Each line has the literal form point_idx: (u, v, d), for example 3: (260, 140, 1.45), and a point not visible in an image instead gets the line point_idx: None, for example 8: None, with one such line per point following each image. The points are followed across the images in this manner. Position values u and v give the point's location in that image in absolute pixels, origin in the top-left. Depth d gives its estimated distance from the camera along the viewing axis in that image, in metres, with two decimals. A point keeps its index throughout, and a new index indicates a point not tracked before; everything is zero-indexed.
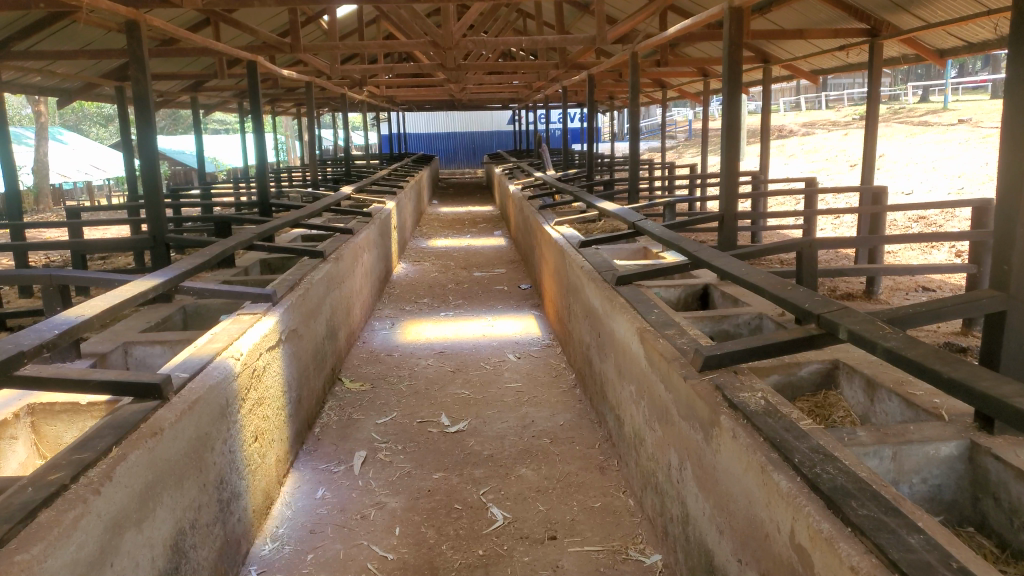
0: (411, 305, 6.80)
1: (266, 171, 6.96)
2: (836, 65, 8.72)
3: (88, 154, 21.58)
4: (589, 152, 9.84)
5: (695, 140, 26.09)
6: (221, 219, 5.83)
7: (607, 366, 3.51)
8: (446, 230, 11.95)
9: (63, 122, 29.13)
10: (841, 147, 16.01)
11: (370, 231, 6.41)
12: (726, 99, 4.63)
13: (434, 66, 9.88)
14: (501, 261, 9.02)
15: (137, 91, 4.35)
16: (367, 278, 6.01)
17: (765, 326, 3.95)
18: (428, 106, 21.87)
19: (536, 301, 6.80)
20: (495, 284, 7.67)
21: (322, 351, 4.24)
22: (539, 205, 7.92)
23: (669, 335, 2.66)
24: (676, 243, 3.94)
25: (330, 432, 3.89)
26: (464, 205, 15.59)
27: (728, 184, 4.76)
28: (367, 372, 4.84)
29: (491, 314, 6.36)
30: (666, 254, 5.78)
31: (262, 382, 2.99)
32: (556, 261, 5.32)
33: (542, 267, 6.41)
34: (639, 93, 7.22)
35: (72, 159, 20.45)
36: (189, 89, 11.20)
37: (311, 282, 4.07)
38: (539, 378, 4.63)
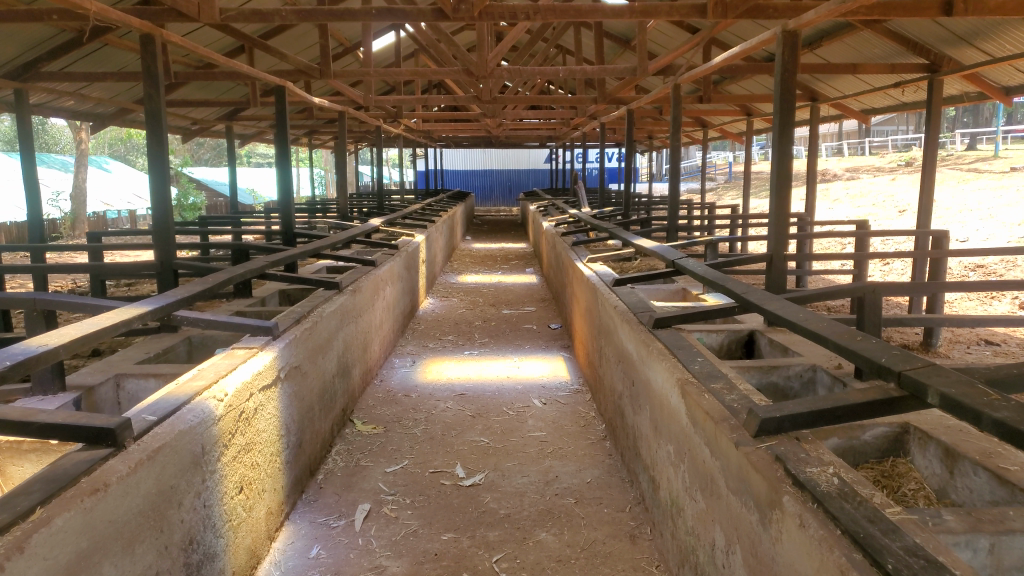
0: (435, 342, 6.48)
1: (291, 199, 6.76)
2: (889, 104, 8.35)
3: (130, 183, 21.96)
4: (626, 191, 9.52)
5: (735, 183, 25.67)
6: (239, 247, 5.61)
7: (641, 419, 3.12)
8: (477, 266, 11.69)
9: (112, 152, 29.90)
10: (889, 192, 15.46)
11: (394, 264, 6.13)
12: (777, 129, 4.26)
13: (470, 99, 9.71)
14: (531, 298, 8.69)
15: (149, 107, 4.18)
16: (388, 312, 5.72)
17: (818, 378, 3.53)
18: (465, 142, 21.88)
19: (566, 342, 6.43)
20: (523, 322, 7.33)
21: (331, 391, 3.92)
22: (573, 242, 7.59)
23: (716, 389, 2.28)
24: (721, 285, 3.56)
25: (334, 481, 3.55)
26: (497, 242, 15.35)
27: (778, 221, 4.38)
28: (381, 413, 4.51)
29: (518, 354, 6.00)
30: (707, 296, 5.40)
31: (253, 425, 2.68)
32: (589, 299, 4.96)
33: (574, 306, 6.05)
34: (681, 127, 6.90)
35: (114, 188, 20.80)
36: (224, 118, 11.20)
37: (321, 314, 3.77)
38: (566, 427, 4.25)
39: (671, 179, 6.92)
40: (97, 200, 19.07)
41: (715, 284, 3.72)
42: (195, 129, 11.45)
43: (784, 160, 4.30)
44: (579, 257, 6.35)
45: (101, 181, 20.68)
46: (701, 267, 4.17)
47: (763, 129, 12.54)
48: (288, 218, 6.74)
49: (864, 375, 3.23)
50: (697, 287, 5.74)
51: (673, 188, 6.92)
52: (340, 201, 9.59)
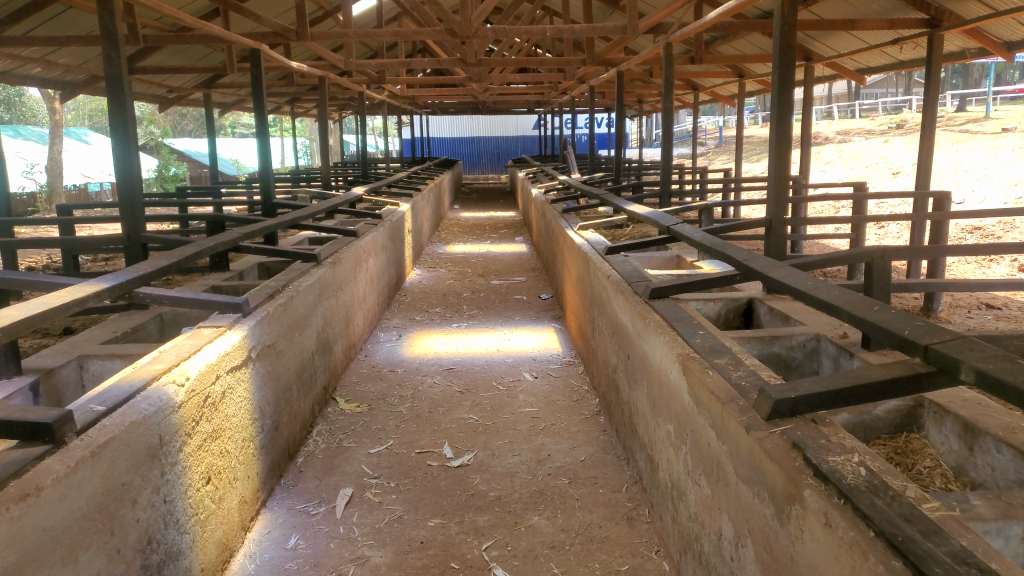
0: (422, 314, 6.28)
1: (269, 168, 6.49)
2: (886, 63, 8.12)
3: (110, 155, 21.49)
4: (617, 156, 9.27)
5: (726, 147, 25.39)
6: (214, 218, 5.36)
7: (638, 395, 2.95)
8: (465, 235, 11.46)
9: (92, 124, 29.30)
10: (882, 154, 15.26)
11: (377, 234, 5.90)
12: (776, 86, 4.03)
13: (455, 62, 9.39)
14: (521, 268, 8.49)
15: (109, 70, 3.92)
16: (371, 285, 5.50)
17: (822, 348, 3.36)
18: (452, 108, 21.47)
19: (557, 312, 6.24)
20: (513, 292, 7.13)
21: (310, 369, 3.72)
22: (563, 209, 7.37)
23: (722, 366, 2.09)
24: (720, 251, 3.36)
25: (315, 464, 3.37)
26: (486, 210, 15.09)
27: (777, 185, 4.17)
28: (365, 391, 4.32)
29: (508, 326, 5.81)
30: (702, 263, 5.20)
31: (220, 409, 2.48)
32: (580, 268, 4.77)
33: (564, 276, 5.85)
34: (673, 88, 6.64)
35: (94, 160, 20.35)
36: (202, 86, 10.84)
37: (297, 289, 3.56)
38: (559, 402, 4.08)
39: (663, 142, 6.69)
40: (76, 172, 18.71)
41: (713, 251, 3.53)
42: (171, 97, 11.09)
43: (784, 120, 4.07)
44: (570, 224, 6.14)
45: (80, 153, 20.26)
46: (697, 233, 3.97)
47: (755, 91, 12.27)
48: (266, 188, 6.48)
49: (872, 345, 3.05)
50: (692, 254, 5.55)
51: (665, 152, 6.69)
52: (323, 170, 9.30)
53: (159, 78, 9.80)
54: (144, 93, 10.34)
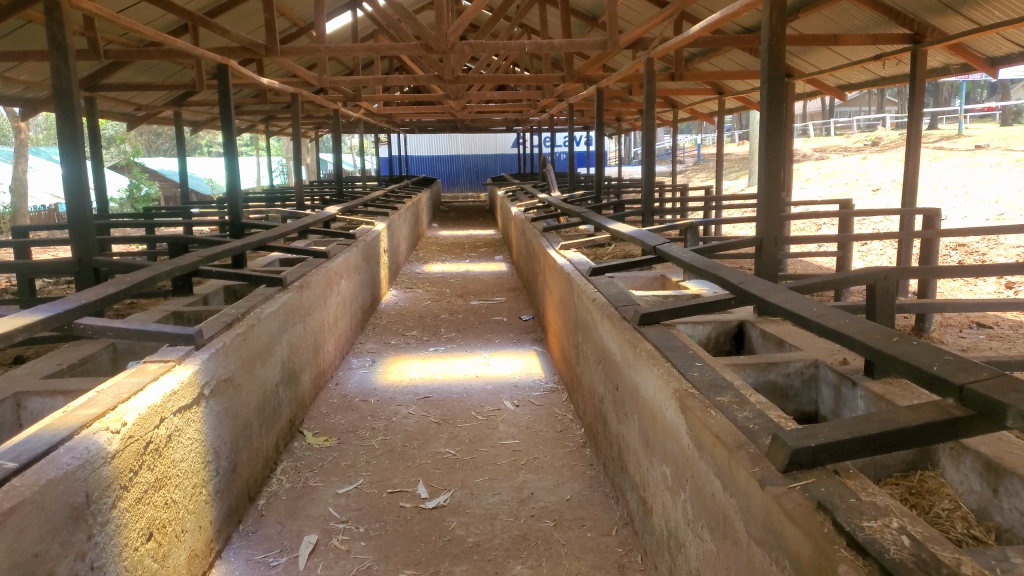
0: (397, 338, 6.01)
1: (236, 187, 6.23)
2: (866, 80, 8.07)
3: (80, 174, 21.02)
4: (598, 173, 9.10)
5: (705, 165, 25.44)
6: (176, 239, 5.07)
7: (628, 430, 2.72)
8: (444, 254, 11.22)
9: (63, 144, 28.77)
10: (861, 171, 15.27)
11: (350, 254, 5.64)
12: (765, 100, 3.86)
13: (431, 79, 9.20)
14: (501, 288, 8.26)
15: (58, 83, 3.65)
16: (343, 309, 5.25)
17: (821, 375, 3.16)
18: (430, 126, 21.31)
19: (538, 335, 6.01)
20: (493, 314, 6.89)
21: (273, 402, 3.45)
22: (543, 227, 7.18)
23: (725, 406, 1.87)
24: (711, 272, 3.16)
25: (278, 507, 3.10)
26: (465, 229, 14.88)
27: (767, 203, 3.99)
28: (335, 423, 4.05)
29: (487, 350, 5.58)
30: (688, 283, 5.01)
31: (165, 455, 2.21)
32: (562, 290, 4.55)
33: (546, 297, 5.62)
34: (655, 103, 6.49)
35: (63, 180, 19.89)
36: (171, 102, 10.56)
37: (259, 316, 3.29)
38: (541, 433, 3.84)
39: (645, 159, 6.53)
40: (45, 192, 18.27)
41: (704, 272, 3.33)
42: (140, 114, 10.80)
43: (773, 135, 3.89)
44: (551, 244, 5.94)
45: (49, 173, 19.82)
46: (686, 254, 3.77)
47: (734, 108, 12.23)
48: (233, 207, 6.21)
49: (876, 373, 2.85)
50: (677, 274, 5.37)
51: (647, 169, 6.53)
52: (296, 188, 9.05)
53: (126, 95, 9.52)
54: (112, 112, 10.05)
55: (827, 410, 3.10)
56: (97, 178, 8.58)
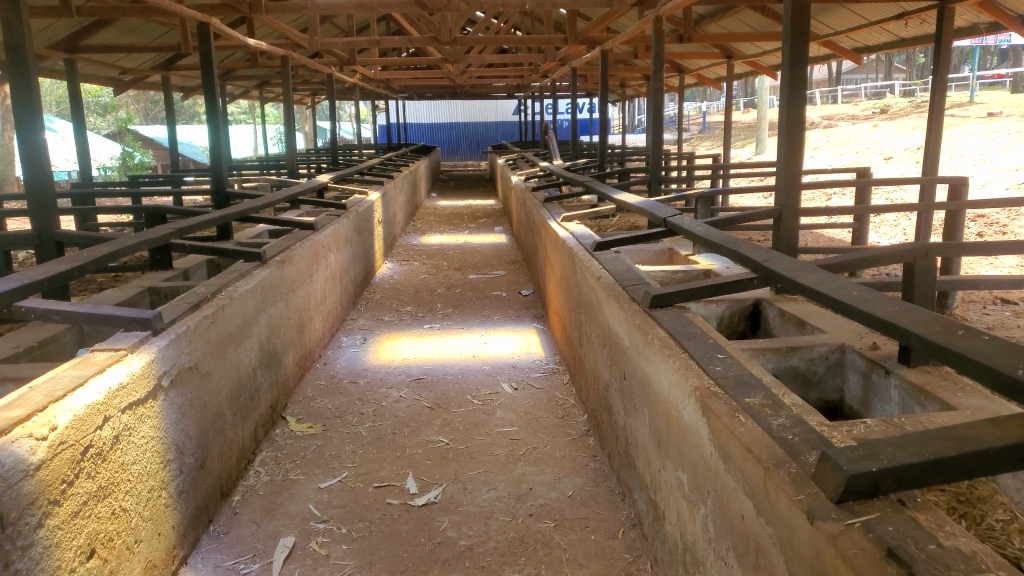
0: (391, 314, 5.73)
1: (220, 154, 5.89)
2: (885, 42, 7.69)
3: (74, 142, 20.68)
4: (602, 140, 8.74)
5: (711, 133, 24.96)
6: (153, 209, 4.76)
7: (638, 424, 2.44)
8: (442, 225, 10.91)
9: (58, 111, 28.27)
10: (872, 139, 14.88)
11: (340, 226, 5.34)
12: (787, 59, 3.51)
13: (428, 41, 8.81)
14: (500, 261, 7.97)
15: (10, 37, 3.32)
16: (332, 285, 4.96)
17: (848, 361, 2.88)
18: (430, 93, 20.83)
19: (539, 310, 5.72)
20: (491, 288, 6.60)
21: (250, 388, 3.17)
22: (545, 197, 6.85)
23: (757, 413, 1.58)
24: (728, 247, 2.85)
25: (253, 503, 2.83)
26: (464, 199, 14.53)
27: (787, 171, 3.66)
28: (320, 408, 3.78)
29: (485, 327, 5.30)
30: (699, 257, 4.70)
31: (111, 460, 1.93)
32: (564, 265, 4.25)
33: (547, 271, 5.33)
34: (663, 66, 6.11)
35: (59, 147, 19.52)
36: (160, 67, 10.16)
37: (232, 296, 3.01)
38: (541, 419, 3.57)
39: (651, 125, 6.18)
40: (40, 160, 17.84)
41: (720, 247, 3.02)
42: (127, 79, 10.38)
43: (795, 96, 3.55)
44: (552, 215, 5.62)
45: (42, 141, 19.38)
46: (699, 226, 3.46)
47: (743, 73, 11.82)
48: (217, 176, 5.89)
49: (913, 360, 2.56)
50: (687, 247, 5.07)
51: (654, 136, 6.18)
52: (288, 156, 8.70)
53: (112, 58, 9.11)
54: (97, 76, 9.65)
55: (855, 399, 2.82)
56: (82, 146, 8.22)
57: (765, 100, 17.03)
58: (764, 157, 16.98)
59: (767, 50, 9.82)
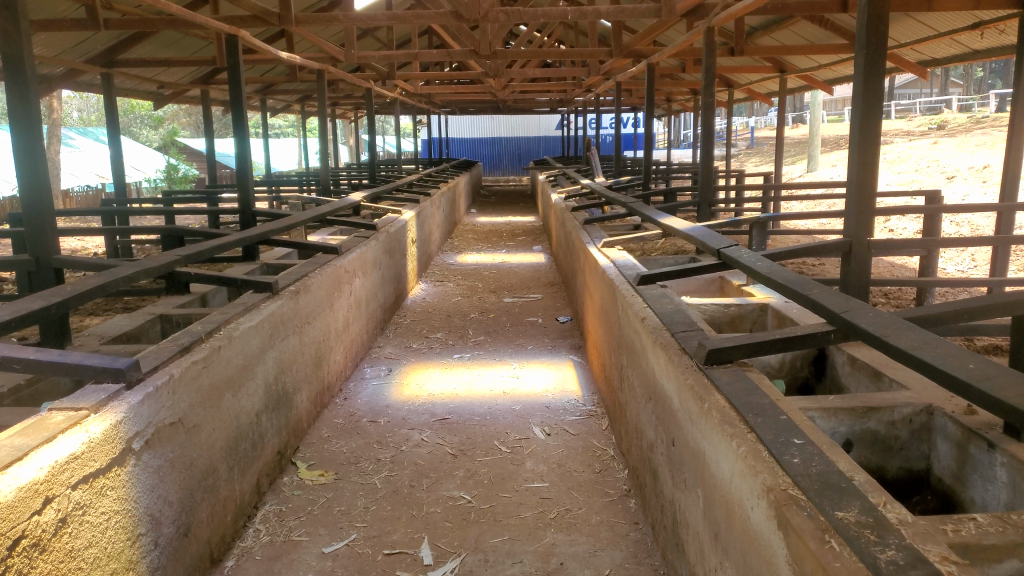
0: (420, 342, 5.42)
1: (246, 171, 5.66)
2: (955, 54, 7.15)
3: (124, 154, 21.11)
4: (647, 157, 8.34)
5: (759, 149, 24.28)
6: (170, 230, 4.53)
7: (688, 504, 2.05)
8: (479, 243, 10.61)
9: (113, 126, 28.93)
10: (932, 157, 14.16)
11: (367, 248, 5.05)
12: (861, 73, 3.09)
13: (467, 54, 8.54)
14: (538, 283, 7.61)
15: (6, 49, 3.09)
16: (356, 311, 4.66)
17: (937, 426, 2.43)
18: (472, 107, 20.64)
19: (576, 340, 5.35)
20: (527, 314, 6.25)
21: (251, 436, 2.86)
22: (585, 218, 6.49)
23: (859, 542, 1.20)
24: (794, 290, 2.44)
25: (247, 570, 2.52)
26: (504, 215, 14.24)
27: (858, 198, 3.21)
28: (335, 452, 3.47)
29: (517, 358, 4.94)
30: (753, 288, 4.28)
31: (57, 548, 1.60)
32: (604, 297, 3.87)
33: (586, 300, 4.95)
34: (714, 80, 5.71)
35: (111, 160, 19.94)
36: (198, 82, 10.08)
37: (231, 335, 2.70)
38: (576, 473, 3.20)
39: (702, 143, 5.77)
40: (90, 172, 18.47)
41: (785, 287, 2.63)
42: (167, 94, 10.32)
43: (870, 114, 3.12)
44: (593, 239, 5.24)
45: (91, 154, 19.69)
46: (756, 260, 3.06)
47: (796, 88, 11.30)
48: (243, 194, 5.66)
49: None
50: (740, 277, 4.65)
51: (704, 155, 5.77)
52: (321, 172, 8.50)
53: (151, 73, 9.01)
54: (136, 90, 9.60)
55: (947, 472, 2.39)
56: (116, 160, 8.10)
57: (817, 115, 16.41)
58: (816, 174, 16.34)
59: (822, 64, 9.32)
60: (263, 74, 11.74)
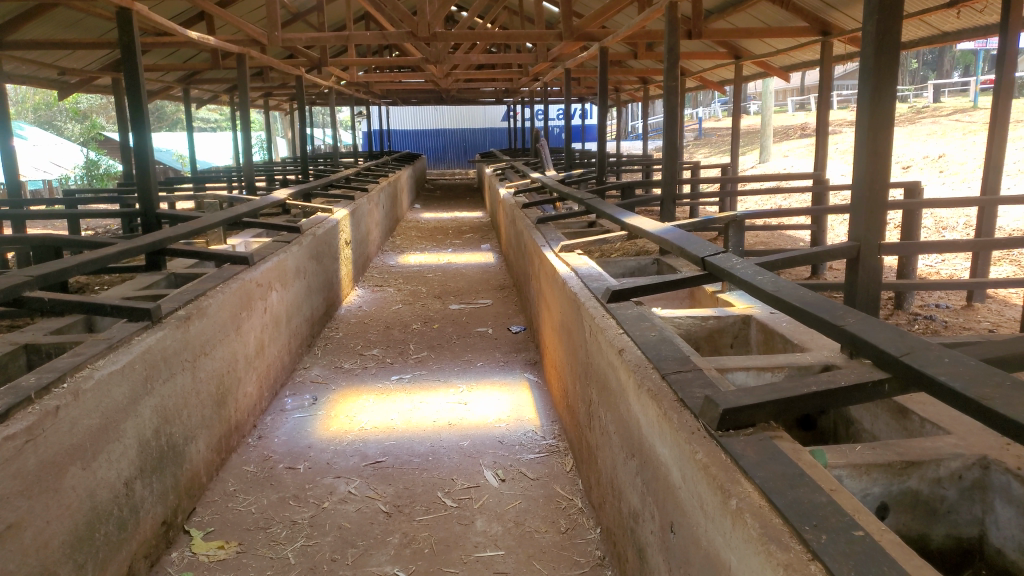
0: (354, 360, 4.76)
1: (147, 166, 4.91)
2: (924, 36, 6.74)
3: (50, 151, 19.79)
4: (601, 149, 7.79)
5: (708, 141, 24.08)
6: (42, 239, 3.77)
7: None
8: (424, 242, 9.96)
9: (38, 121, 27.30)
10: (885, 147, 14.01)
11: (288, 256, 4.37)
12: (871, 45, 2.52)
13: (403, 36, 7.85)
14: (487, 286, 7.00)
15: None
16: (274, 332, 3.98)
17: (997, 484, 1.89)
18: (414, 98, 19.86)
19: (531, 354, 4.76)
20: (475, 323, 5.64)
21: (116, 516, 2.19)
22: (537, 216, 5.91)
23: None
24: (821, 319, 1.89)
25: None
26: (449, 211, 13.59)
27: (868, 194, 2.64)
28: (241, 515, 2.81)
29: (464, 379, 4.32)
30: (733, 297, 3.76)
31: None
32: (566, 313, 3.28)
33: (541, 310, 4.36)
34: (678, 63, 5.17)
35: (33, 157, 18.57)
36: (107, 69, 9.15)
37: (82, 388, 2.03)
38: (539, 537, 2.61)
39: (666, 133, 5.25)
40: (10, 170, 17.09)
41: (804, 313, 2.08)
42: (74, 82, 9.36)
43: (884, 93, 2.55)
44: (547, 241, 4.63)
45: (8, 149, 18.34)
46: (753, 273, 2.49)
47: (751, 76, 10.94)
48: (143, 192, 4.88)
49: None
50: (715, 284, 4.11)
51: (668, 145, 5.25)
52: (245, 167, 7.68)
53: (51, 57, 8.07)
54: (37, 78, 8.64)
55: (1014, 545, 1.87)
56: (8, 156, 7.17)
57: (768, 105, 16.20)
58: (767, 165, 16.12)
59: (778, 49, 8.93)
60: (185, 60, 10.82)
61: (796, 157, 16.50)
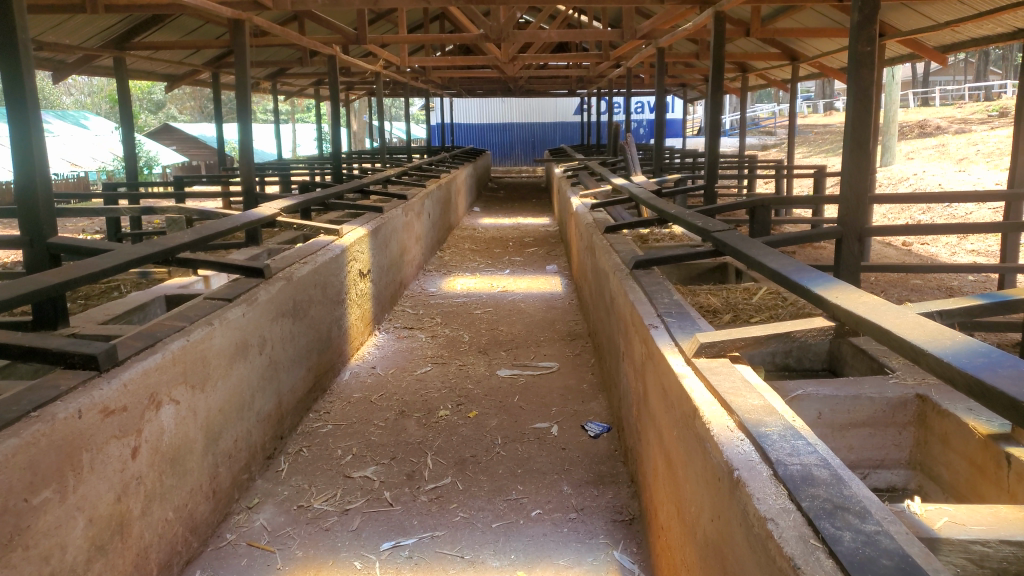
0: (330, 491, 2.93)
1: (35, 173, 3.10)
2: None
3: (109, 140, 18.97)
4: (711, 147, 5.76)
5: (807, 139, 21.56)
6: None
7: None
8: (477, 257, 8.15)
9: (110, 112, 26.92)
10: None
11: (213, 331, 2.56)
12: None
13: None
14: (553, 334, 5.11)
15: None
16: (153, 486, 2.17)
17: None
18: (479, 87, 18.12)
19: (623, 499, 2.82)
20: (532, 410, 3.74)
21: None
22: (630, 250, 3.94)
23: None
24: None
25: None
26: (512, 215, 11.77)
27: None
28: None
29: (507, 562, 2.44)
30: None
31: None
32: (738, 558, 1.36)
33: (648, 441, 2.43)
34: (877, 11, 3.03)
35: (89, 146, 17.71)
36: (110, 45, 7.70)
37: None
38: None
39: (846, 126, 3.17)
40: (60, 159, 16.15)
41: None
42: (70, 61, 7.92)
43: None
44: (660, 306, 2.63)
45: (69, 138, 17.50)
46: None
47: (894, 58, 8.64)
48: (28, 211, 3.12)
49: None
50: (1003, 427, 2.13)
51: (853, 147, 3.15)
52: (241, 167, 5.70)
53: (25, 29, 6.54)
54: None
55: None
56: None
57: (892, 97, 13.73)
58: (888, 169, 13.73)
59: (943, 23, 6.54)
60: (213, 36, 9.13)
61: (924, 159, 14.03)
